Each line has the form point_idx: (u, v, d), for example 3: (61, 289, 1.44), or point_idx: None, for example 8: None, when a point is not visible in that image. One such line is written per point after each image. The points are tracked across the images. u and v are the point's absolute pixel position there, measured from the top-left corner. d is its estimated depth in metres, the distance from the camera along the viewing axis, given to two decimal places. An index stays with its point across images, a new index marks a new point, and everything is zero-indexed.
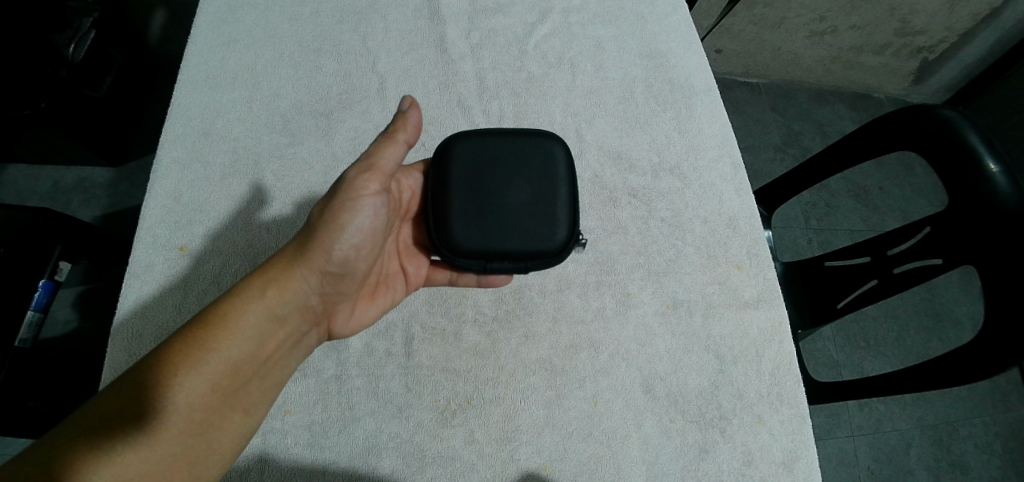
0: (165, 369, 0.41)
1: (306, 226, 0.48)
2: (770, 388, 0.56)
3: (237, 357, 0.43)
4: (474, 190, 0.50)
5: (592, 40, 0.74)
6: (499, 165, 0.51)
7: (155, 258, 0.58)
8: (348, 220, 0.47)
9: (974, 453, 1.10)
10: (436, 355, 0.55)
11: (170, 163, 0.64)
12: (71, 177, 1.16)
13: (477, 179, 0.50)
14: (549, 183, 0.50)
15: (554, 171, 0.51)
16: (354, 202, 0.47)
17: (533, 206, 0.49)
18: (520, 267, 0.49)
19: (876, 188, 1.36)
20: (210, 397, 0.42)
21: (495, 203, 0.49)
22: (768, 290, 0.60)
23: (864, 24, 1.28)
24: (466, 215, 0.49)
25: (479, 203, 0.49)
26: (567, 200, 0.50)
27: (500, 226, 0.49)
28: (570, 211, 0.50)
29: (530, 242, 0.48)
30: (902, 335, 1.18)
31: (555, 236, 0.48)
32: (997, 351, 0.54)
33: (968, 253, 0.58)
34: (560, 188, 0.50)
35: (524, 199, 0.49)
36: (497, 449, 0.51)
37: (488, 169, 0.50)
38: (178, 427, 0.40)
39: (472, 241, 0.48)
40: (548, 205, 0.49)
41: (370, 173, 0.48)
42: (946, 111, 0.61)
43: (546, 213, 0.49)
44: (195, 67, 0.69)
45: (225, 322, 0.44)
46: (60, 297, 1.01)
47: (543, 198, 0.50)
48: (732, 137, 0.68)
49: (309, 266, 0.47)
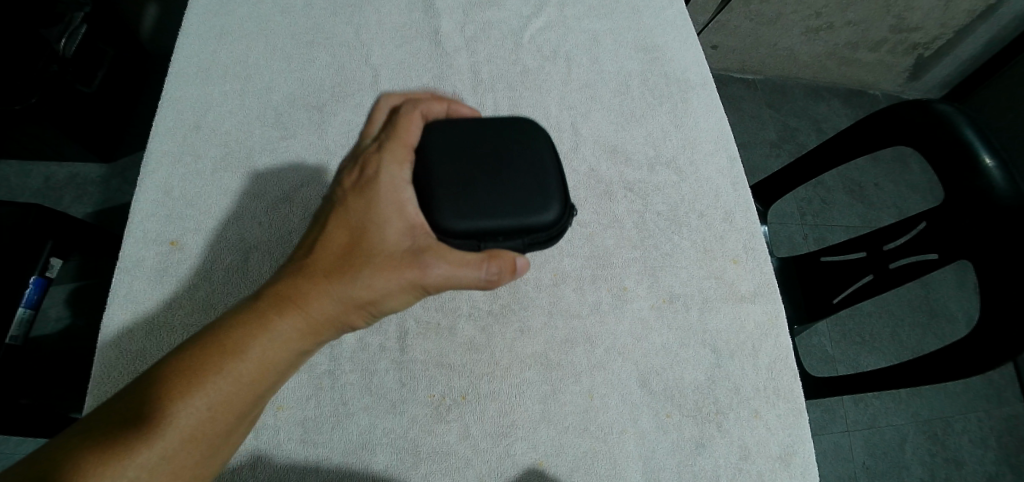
0: (179, 391, 0.39)
1: (340, 252, 0.45)
2: (766, 382, 0.56)
3: (250, 384, 0.42)
4: (461, 167, 0.48)
5: (588, 33, 0.73)
6: (486, 148, 0.49)
7: (145, 253, 0.58)
8: (396, 277, 0.44)
9: (968, 448, 1.13)
10: (431, 349, 0.55)
11: (160, 157, 0.63)
12: (62, 173, 1.15)
13: (461, 164, 0.48)
14: (538, 162, 0.49)
15: (541, 151, 0.49)
16: (409, 264, 0.44)
17: (523, 177, 0.48)
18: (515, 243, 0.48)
19: (872, 184, 1.36)
20: (221, 424, 0.41)
21: (484, 184, 0.47)
22: (766, 284, 0.60)
23: (860, 20, 1.27)
24: (453, 184, 0.47)
25: (467, 184, 0.47)
26: (557, 177, 0.49)
27: (488, 194, 0.47)
28: (561, 186, 0.49)
29: (524, 219, 0.47)
30: (896, 331, 1.20)
31: (548, 211, 0.47)
32: (995, 345, 0.54)
33: (964, 247, 0.58)
34: (549, 167, 0.49)
35: (514, 179, 0.48)
36: (493, 444, 0.51)
37: (472, 152, 0.49)
38: (177, 452, 0.39)
39: (464, 215, 0.46)
40: (539, 182, 0.48)
41: (437, 249, 0.45)
42: (941, 105, 0.60)
43: (536, 179, 0.48)
44: (185, 60, 0.68)
45: (242, 347, 0.42)
46: (52, 296, 1.01)
47: (534, 176, 0.48)
48: (727, 131, 0.68)
49: (342, 305, 0.44)
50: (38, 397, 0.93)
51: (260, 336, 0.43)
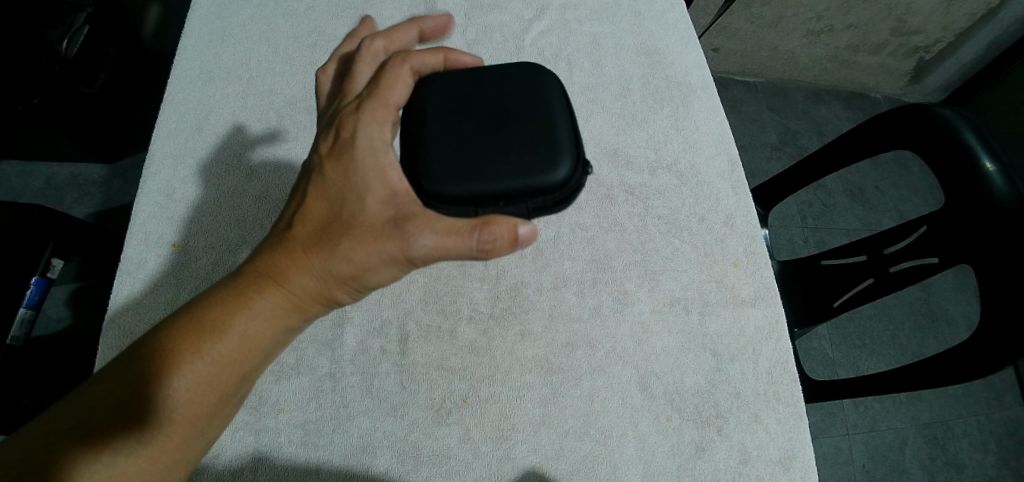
0: (162, 372, 0.40)
1: (321, 224, 0.43)
2: (766, 386, 0.56)
3: (231, 364, 0.42)
4: (457, 124, 0.45)
5: (590, 36, 0.74)
6: (485, 102, 0.46)
7: (147, 255, 0.58)
8: (376, 249, 0.41)
9: (968, 451, 1.13)
10: (431, 353, 0.55)
11: (163, 159, 0.63)
12: (64, 173, 1.16)
13: (458, 122, 0.45)
14: (543, 115, 0.45)
15: (546, 101, 0.45)
16: (388, 236, 0.41)
17: (527, 133, 0.44)
18: (521, 206, 0.44)
19: (872, 187, 1.36)
20: (205, 405, 0.41)
21: (483, 142, 0.44)
22: (767, 288, 0.60)
23: (861, 23, 1.28)
24: (449, 144, 0.44)
25: (464, 143, 0.44)
26: (565, 129, 0.44)
27: (488, 152, 0.43)
28: (571, 139, 0.44)
29: (529, 178, 0.43)
30: (897, 334, 1.20)
31: (555, 168, 0.43)
32: (997, 348, 0.54)
33: (964, 252, 0.58)
34: (556, 118, 0.45)
35: (517, 134, 0.44)
36: (493, 448, 0.51)
37: (469, 108, 0.45)
38: (163, 433, 0.39)
39: (461, 177, 0.43)
40: (545, 136, 0.44)
41: (422, 217, 0.41)
42: (943, 110, 0.61)
43: (540, 133, 0.44)
44: (189, 63, 0.68)
45: (223, 325, 0.42)
46: (53, 295, 1.04)
47: (540, 131, 0.44)
48: (729, 135, 0.68)
49: (321, 281, 0.43)
50: None
51: (241, 313, 0.43)
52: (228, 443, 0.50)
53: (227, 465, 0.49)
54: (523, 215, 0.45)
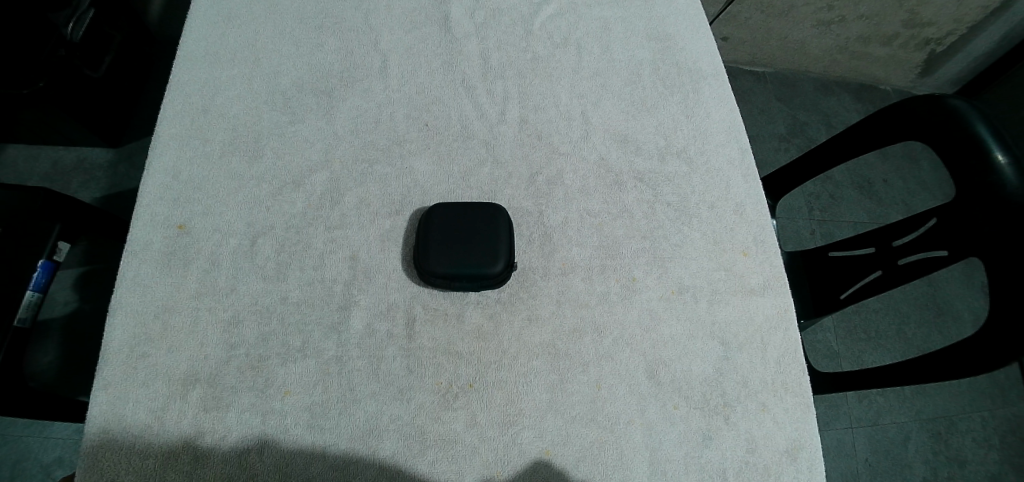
0: None
1: None
2: (774, 376, 0.55)
3: None
4: (427, 227, 0.56)
5: (599, 21, 0.73)
6: (452, 214, 0.56)
7: (153, 236, 0.57)
8: None
9: (971, 446, 1.13)
10: (438, 337, 0.54)
11: (168, 140, 0.62)
12: (69, 157, 1.16)
13: (427, 225, 0.56)
14: (491, 231, 0.55)
15: (497, 219, 0.56)
16: None
17: (471, 243, 0.54)
18: (464, 289, 0.55)
19: (881, 180, 1.35)
20: None
21: (439, 242, 0.55)
22: (775, 277, 0.60)
23: (873, 13, 1.25)
24: (418, 241, 0.55)
25: (424, 242, 0.55)
26: (505, 241, 0.55)
27: (439, 250, 0.54)
28: (507, 249, 0.55)
29: (466, 273, 0.54)
30: (902, 328, 1.20)
31: (489, 268, 0.54)
32: (1005, 342, 0.53)
33: (975, 244, 0.57)
34: (500, 235, 0.55)
35: (461, 243, 0.54)
36: (499, 433, 0.51)
37: (439, 216, 0.56)
38: None
39: (421, 272, 0.55)
40: (485, 244, 0.54)
41: None
42: (955, 101, 0.59)
43: (481, 244, 0.54)
44: (193, 44, 0.67)
45: None
46: (60, 278, 1.05)
47: (482, 241, 0.55)
48: (739, 122, 0.67)
49: None
50: (46, 378, 0.98)
51: None
52: (234, 425, 0.50)
53: (234, 445, 0.49)
54: (469, 293, 0.56)
